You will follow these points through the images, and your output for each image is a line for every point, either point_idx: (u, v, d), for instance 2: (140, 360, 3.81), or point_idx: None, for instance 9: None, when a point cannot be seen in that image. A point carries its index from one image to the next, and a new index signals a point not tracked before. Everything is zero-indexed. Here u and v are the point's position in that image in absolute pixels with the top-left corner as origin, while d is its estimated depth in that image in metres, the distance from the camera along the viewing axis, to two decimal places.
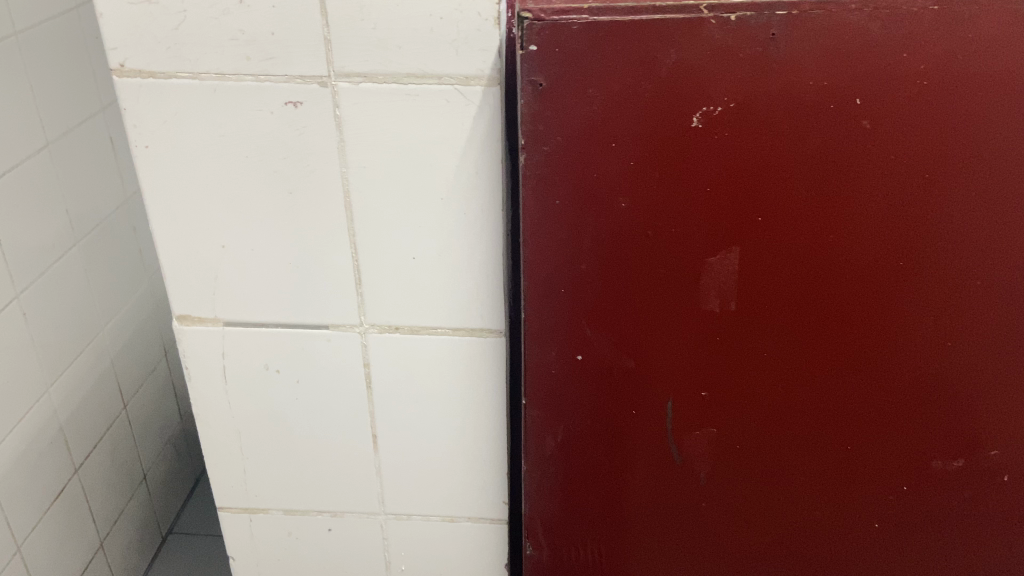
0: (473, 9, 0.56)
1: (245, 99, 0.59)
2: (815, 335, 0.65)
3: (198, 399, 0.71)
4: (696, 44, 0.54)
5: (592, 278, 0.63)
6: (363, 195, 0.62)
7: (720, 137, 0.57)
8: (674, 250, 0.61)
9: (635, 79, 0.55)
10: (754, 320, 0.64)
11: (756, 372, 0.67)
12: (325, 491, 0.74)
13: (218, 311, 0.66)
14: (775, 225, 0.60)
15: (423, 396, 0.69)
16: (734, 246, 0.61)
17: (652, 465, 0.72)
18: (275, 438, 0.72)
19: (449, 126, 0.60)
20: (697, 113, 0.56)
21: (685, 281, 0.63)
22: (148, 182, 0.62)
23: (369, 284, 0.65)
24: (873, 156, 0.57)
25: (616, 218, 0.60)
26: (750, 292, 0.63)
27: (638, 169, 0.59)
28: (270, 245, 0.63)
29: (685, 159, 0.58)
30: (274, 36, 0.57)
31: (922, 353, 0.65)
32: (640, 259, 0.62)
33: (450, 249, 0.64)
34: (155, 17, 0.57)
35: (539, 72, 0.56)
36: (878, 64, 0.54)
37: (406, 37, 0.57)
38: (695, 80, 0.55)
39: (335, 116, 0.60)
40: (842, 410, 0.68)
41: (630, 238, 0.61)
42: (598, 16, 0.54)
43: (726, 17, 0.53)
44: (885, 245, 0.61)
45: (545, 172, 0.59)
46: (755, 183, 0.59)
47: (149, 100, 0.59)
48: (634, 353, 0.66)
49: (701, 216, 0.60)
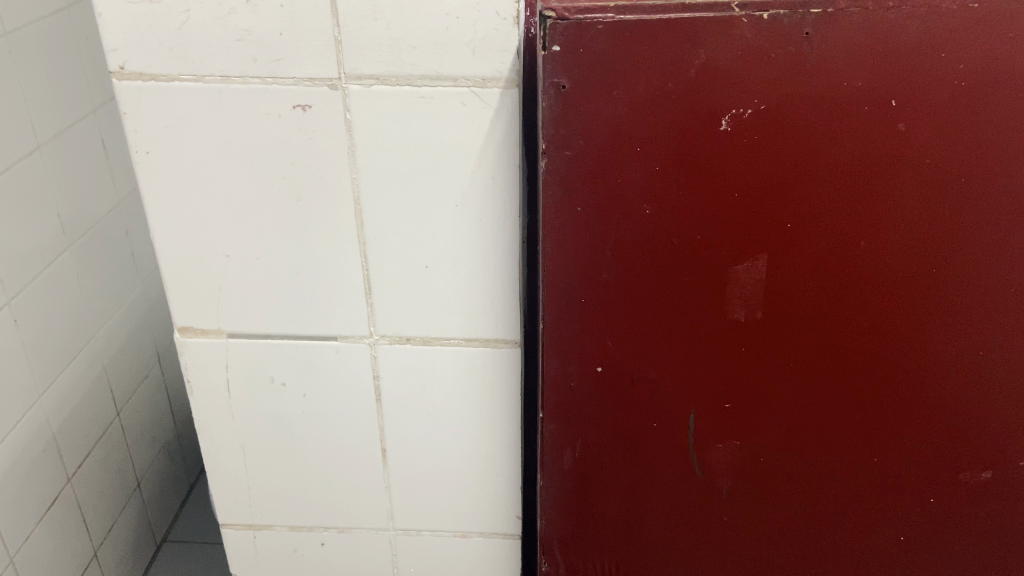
0: (491, 8, 0.51)
1: (252, 103, 0.56)
2: (848, 347, 0.58)
3: (201, 410, 0.70)
4: (726, 44, 0.47)
5: (613, 290, 0.56)
6: (373, 202, 0.59)
7: (749, 140, 0.50)
8: (693, 257, 0.55)
9: (665, 84, 0.49)
10: (783, 331, 0.58)
11: (784, 386, 0.60)
12: (336, 497, 0.75)
13: (221, 323, 0.65)
14: (806, 230, 0.54)
15: (432, 408, 0.69)
16: (761, 253, 0.54)
17: (671, 484, 0.66)
18: (282, 447, 0.72)
19: (465, 131, 0.55)
20: (726, 116, 0.50)
21: (706, 290, 0.56)
22: (152, 189, 0.60)
23: (378, 293, 0.63)
24: (909, 157, 0.51)
25: (638, 228, 0.54)
26: (779, 303, 0.56)
27: (662, 174, 0.52)
28: (279, 255, 0.62)
29: (708, 161, 0.51)
30: (282, 37, 0.53)
31: (965, 370, 0.59)
32: (656, 266, 0.55)
33: (462, 259, 0.61)
34: (157, 17, 0.53)
35: (563, 73, 0.49)
36: (916, 66, 0.48)
37: (420, 36, 0.52)
38: (726, 83, 0.49)
39: (345, 119, 0.56)
40: (879, 429, 0.62)
41: (650, 246, 0.54)
42: (626, 14, 0.47)
43: (758, 16, 0.47)
44: (920, 251, 0.54)
45: (567, 179, 0.52)
46: (783, 185, 0.52)
47: (152, 104, 0.56)
48: (654, 366, 0.60)
49: (723, 221, 0.53)
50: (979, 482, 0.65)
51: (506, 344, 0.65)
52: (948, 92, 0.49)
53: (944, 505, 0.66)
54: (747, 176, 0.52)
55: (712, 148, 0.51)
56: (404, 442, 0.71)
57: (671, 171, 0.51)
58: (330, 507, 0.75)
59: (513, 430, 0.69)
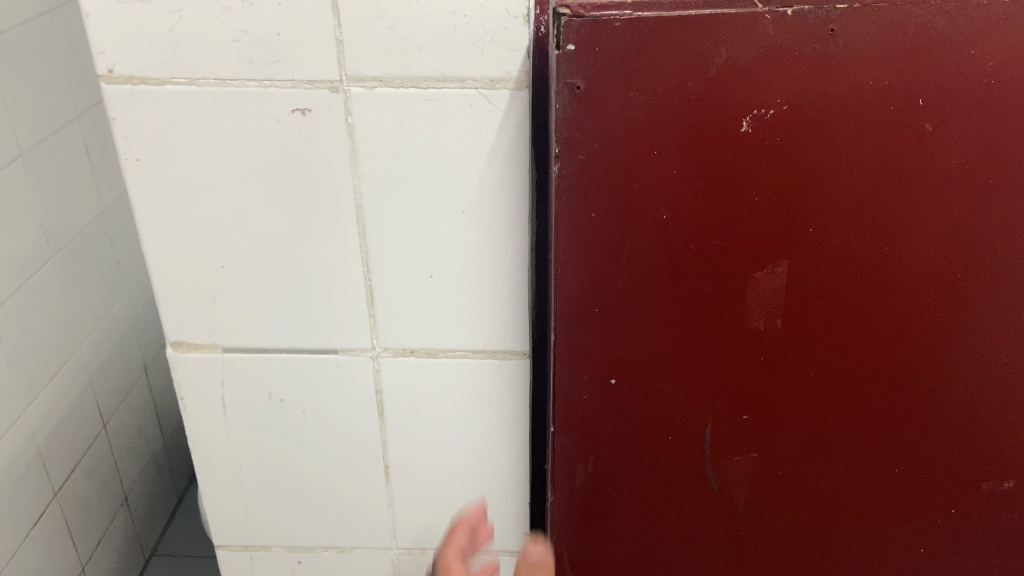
0: (501, 6, 0.49)
1: (248, 106, 0.53)
2: (869, 355, 0.56)
3: (195, 427, 0.68)
4: (747, 42, 0.46)
5: (628, 299, 0.54)
6: (376, 209, 0.56)
7: (771, 142, 0.48)
8: (710, 263, 0.53)
9: (684, 83, 0.47)
10: (803, 339, 0.56)
11: (803, 396, 0.58)
12: (336, 514, 0.72)
13: (216, 338, 0.63)
14: (828, 235, 0.52)
15: (437, 422, 0.66)
16: (781, 260, 0.52)
17: (686, 497, 0.64)
18: (279, 464, 0.69)
19: (473, 135, 0.53)
20: (747, 117, 0.48)
21: (724, 298, 0.54)
22: (143, 198, 0.57)
23: (381, 303, 0.61)
24: (936, 160, 0.49)
25: (655, 234, 0.51)
26: (799, 310, 0.54)
27: (681, 178, 0.50)
28: (277, 266, 0.59)
29: (727, 164, 0.49)
30: (281, 37, 0.51)
31: (987, 379, 0.57)
32: (674, 273, 0.53)
33: (469, 268, 0.59)
34: (148, 17, 0.51)
35: (577, 73, 0.46)
36: (946, 63, 0.46)
37: (426, 35, 0.50)
38: (747, 83, 0.47)
39: (347, 123, 0.53)
40: (900, 438, 0.60)
41: (666, 253, 0.52)
42: (644, 11, 0.45)
43: (782, 12, 0.45)
44: (944, 256, 0.52)
45: (581, 185, 0.50)
46: (805, 189, 0.50)
47: (143, 109, 0.53)
48: (670, 377, 0.58)
49: (743, 226, 0.51)
50: (1000, 493, 0.63)
51: (514, 355, 0.63)
52: (976, 91, 0.47)
53: (964, 515, 0.64)
54: (769, 180, 0.50)
55: (732, 150, 0.49)
56: (407, 457, 0.68)
57: (689, 174, 0.49)
58: (330, 526, 0.72)
59: (521, 444, 0.67)
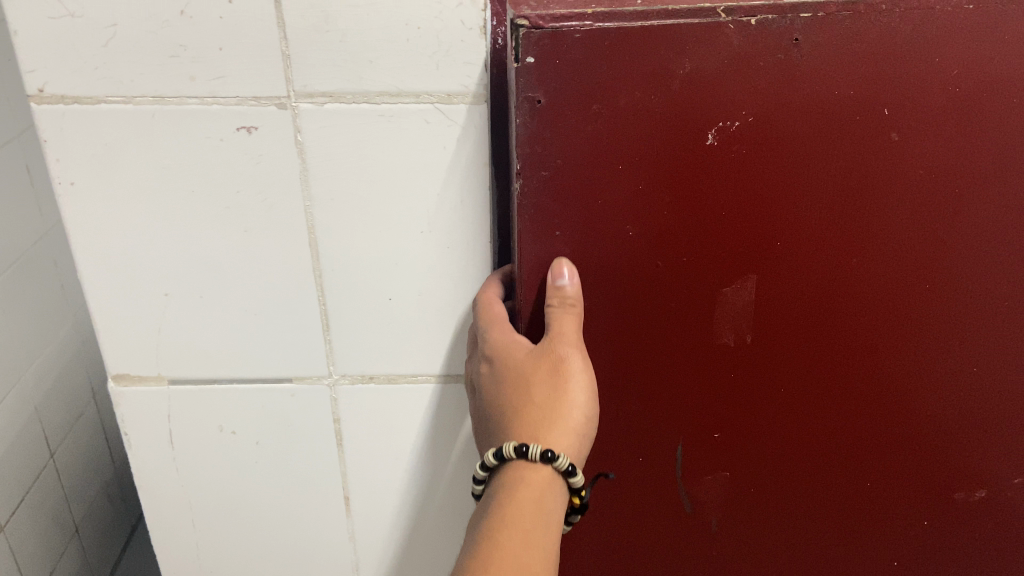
0: (456, 17, 0.47)
1: (190, 126, 0.50)
2: (839, 368, 0.55)
3: (141, 465, 0.64)
4: (712, 52, 0.44)
5: (594, 317, 0.53)
6: (330, 231, 0.54)
7: (737, 155, 0.47)
8: (677, 281, 0.51)
9: (646, 95, 0.45)
10: (772, 355, 0.55)
11: (773, 412, 0.57)
12: (295, 550, 0.68)
13: (161, 369, 0.59)
14: (796, 248, 0.51)
15: (399, 450, 0.63)
16: (749, 275, 0.51)
17: (657, 516, 0.62)
18: (232, 500, 0.66)
19: (431, 151, 0.51)
20: (712, 129, 0.46)
21: (693, 316, 0.53)
22: (78, 224, 0.54)
23: (337, 329, 0.58)
24: (901, 171, 0.48)
25: (621, 251, 0.50)
26: (768, 326, 0.53)
27: (647, 194, 0.48)
28: (227, 293, 0.56)
29: (692, 179, 0.48)
30: (223, 51, 0.48)
31: (956, 389, 0.57)
32: (640, 293, 0.52)
33: (430, 289, 0.57)
34: (78, 32, 0.47)
35: (538, 87, 0.44)
36: (911, 71, 0.45)
37: (379, 49, 0.48)
38: (710, 94, 0.45)
39: (297, 141, 0.51)
40: (870, 451, 0.59)
41: (633, 271, 0.51)
42: (605, 21, 0.43)
43: (746, 21, 0.43)
44: (912, 266, 0.52)
45: (544, 203, 0.48)
46: (772, 202, 0.49)
47: (76, 130, 0.50)
48: (639, 396, 0.56)
49: (711, 241, 0.50)
50: (975, 502, 0.62)
51: None
52: (942, 100, 0.46)
53: (933, 526, 0.63)
54: (735, 193, 0.48)
55: (698, 163, 0.47)
56: (369, 487, 0.65)
57: (655, 190, 0.48)
58: (289, 561, 0.69)
59: None
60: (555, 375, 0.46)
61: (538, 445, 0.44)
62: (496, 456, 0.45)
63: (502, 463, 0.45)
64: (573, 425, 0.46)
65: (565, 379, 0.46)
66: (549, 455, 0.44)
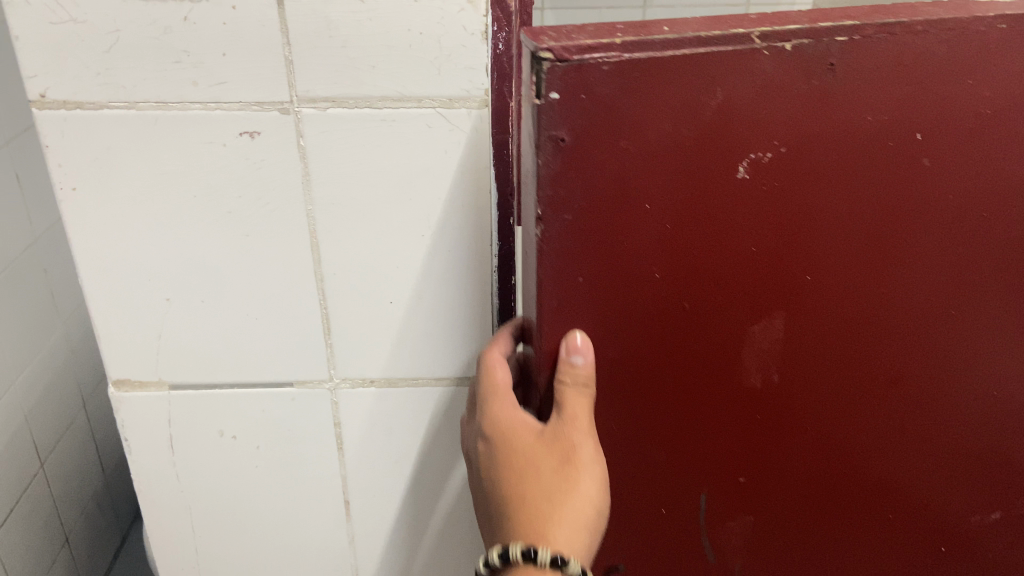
0: (458, 23, 0.47)
1: (192, 131, 0.50)
2: (863, 399, 0.56)
3: (140, 470, 0.64)
4: (745, 82, 0.43)
5: (618, 361, 0.51)
6: (332, 236, 0.54)
7: (769, 190, 0.47)
8: (705, 322, 0.51)
9: (677, 129, 0.44)
10: (798, 388, 0.55)
11: (798, 445, 0.57)
12: (294, 554, 0.68)
13: (161, 375, 0.59)
14: (824, 284, 0.51)
15: (399, 454, 0.64)
16: (777, 313, 0.51)
17: (678, 553, 0.62)
18: (232, 505, 0.66)
19: (432, 155, 0.52)
20: (744, 163, 0.46)
21: (722, 354, 0.53)
22: (79, 229, 0.54)
23: (338, 332, 0.58)
24: (929, 202, 0.49)
25: (648, 292, 0.49)
26: (794, 360, 0.54)
27: (677, 234, 0.47)
28: (228, 299, 0.57)
29: (724, 216, 0.47)
30: (226, 57, 0.48)
31: (973, 411, 0.58)
32: (667, 336, 0.51)
33: (431, 292, 0.57)
34: (80, 37, 0.47)
35: (561, 125, 0.42)
36: (941, 95, 0.46)
37: (380, 54, 0.48)
38: (744, 126, 0.44)
39: (299, 146, 0.51)
40: (891, 478, 0.60)
41: (660, 313, 0.50)
42: (634, 52, 0.41)
43: (781, 47, 0.42)
44: (935, 296, 0.53)
45: (568, 246, 0.46)
46: (803, 238, 0.49)
47: (78, 135, 0.50)
48: (663, 437, 0.56)
49: (741, 281, 0.50)
50: (986, 521, 0.64)
51: None
52: (969, 125, 0.47)
53: (949, 547, 0.65)
54: (765, 230, 0.48)
55: (731, 200, 0.47)
56: (369, 491, 0.65)
57: (687, 233, 0.47)
58: (287, 566, 0.69)
59: None
60: (565, 469, 0.47)
61: (547, 549, 0.45)
62: (501, 557, 0.46)
63: (508, 565, 0.46)
64: (583, 520, 0.47)
65: (575, 472, 0.47)
66: (559, 560, 0.45)
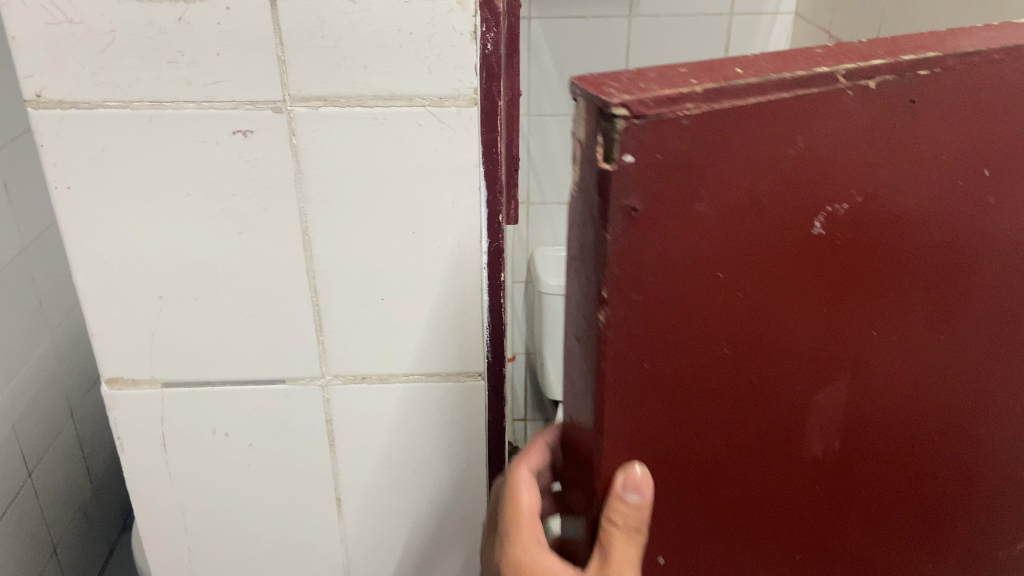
0: (447, 23, 0.49)
1: (186, 130, 0.51)
2: (916, 457, 0.51)
3: (132, 469, 0.64)
4: (829, 126, 0.36)
5: (677, 464, 0.42)
6: (324, 233, 0.55)
7: (844, 245, 0.41)
8: (777, 403, 0.44)
9: (758, 186, 0.36)
10: (862, 460, 0.49)
11: (856, 519, 0.51)
12: (286, 553, 0.69)
13: (154, 372, 0.60)
14: (889, 340, 0.46)
15: (391, 451, 0.64)
16: (843, 377, 0.45)
17: None
18: (224, 503, 0.66)
19: (423, 153, 0.53)
20: (823, 216, 0.39)
21: (787, 435, 0.45)
22: (74, 228, 0.54)
23: (330, 329, 0.59)
24: (988, 242, 0.46)
25: (714, 378, 0.41)
26: (858, 428, 0.48)
27: (750, 306, 0.39)
28: (221, 297, 0.57)
29: (802, 279, 0.40)
30: (220, 57, 0.49)
31: (1010, 452, 0.56)
32: (738, 425, 0.43)
33: (422, 289, 0.58)
34: (77, 38, 0.48)
35: (633, 192, 0.33)
36: (1006, 127, 0.42)
37: (372, 53, 0.49)
38: (826, 175, 0.38)
39: (292, 144, 0.52)
40: (939, 538, 0.56)
41: (726, 400, 0.42)
42: (715, 100, 0.33)
43: (865, 84, 0.36)
44: (986, 339, 0.50)
45: (634, 336, 0.37)
46: (874, 294, 0.43)
47: (73, 134, 0.51)
48: (723, 544, 0.47)
49: (814, 350, 0.43)
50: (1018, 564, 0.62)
51: (469, 377, 0.62)
52: None
53: None
54: (840, 289, 0.42)
55: (809, 260, 0.40)
56: (361, 489, 0.66)
57: (765, 304, 0.40)
58: (280, 564, 0.69)
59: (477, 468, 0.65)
60: None
61: None
62: None
63: None
64: None
65: None
66: None
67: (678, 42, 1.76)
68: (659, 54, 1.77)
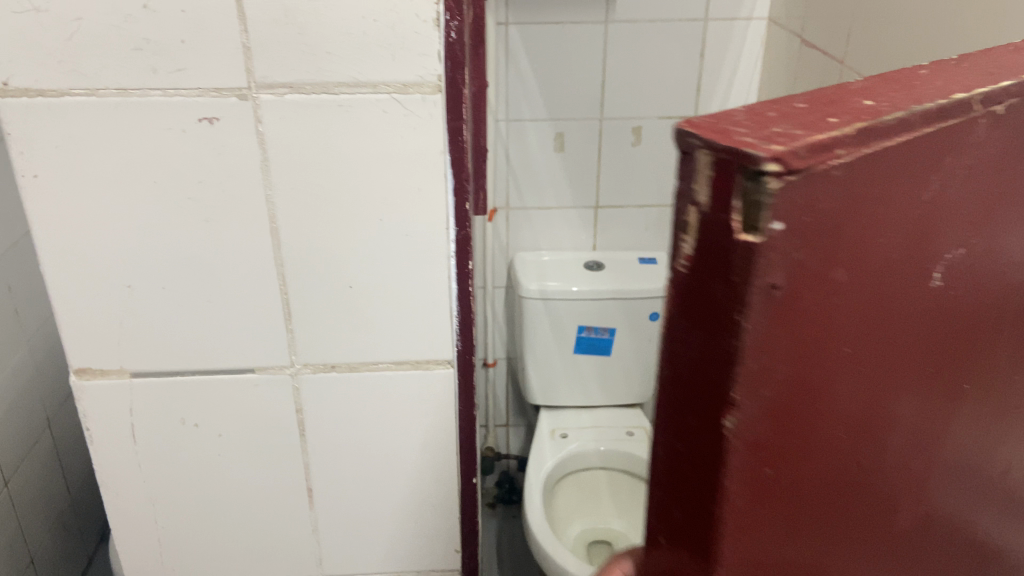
0: (411, 10, 0.49)
1: (153, 117, 0.52)
2: (1006, 537, 0.43)
3: (103, 461, 0.64)
4: (969, 161, 0.28)
5: None
6: (292, 221, 0.56)
7: (969, 303, 0.31)
8: (895, 509, 0.34)
9: (900, 242, 0.26)
10: (961, 553, 0.40)
11: None
12: (257, 545, 0.69)
13: (123, 363, 0.60)
14: (997, 409, 0.37)
15: (361, 441, 0.65)
16: (953, 462, 0.36)
17: None
18: (195, 495, 0.66)
19: (389, 140, 0.53)
20: (954, 270, 0.30)
21: (899, 543, 0.35)
22: (41, 216, 0.55)
23: (299, 318, 0.59)
24: None
25: (836, 493, 0.30)
26: (961, 513, 0.38)
27: (879, 393, 0.29)
28: (190, 285, 0.57)
29: (928, 349, 0.31)
30: (185, 44, 0.49)
31: None
32: (856, 545, 0.33)
33: (390, 277, 0.58)
34: (43, 26, 0.49)
35: (777, 268, 0.23)
36: None
37: (336, 41, 0.50)
38: (962, 221, 0.29)
39: (257, 131, 0.52)
40: None
41: (845, 516, 0.31)
42: (865, 143, 0.23)
43: (999, 110, 0.28)
44: None
45: (758, 457, 0.26)
46: (991, 356, 0.34)
47: (39, 122, 0.51)
48: None
49: (934, 432, 0.33)
50: None
51: (439, 365, 0.62)
52: None
53: None
54: (957, 357, 0.32)
55: (938, 326, 0.30)
56: (333, 479, 0.66)
57: (894, 387, 0.30)
58: (252, 557, 0.69)
59: (449, 456, 0.66)
60: None
61: None
62: None
63: None
64: None
65: None
66: None
67: (654, 48, 1.79)
68: (636, 60, 1.80)
